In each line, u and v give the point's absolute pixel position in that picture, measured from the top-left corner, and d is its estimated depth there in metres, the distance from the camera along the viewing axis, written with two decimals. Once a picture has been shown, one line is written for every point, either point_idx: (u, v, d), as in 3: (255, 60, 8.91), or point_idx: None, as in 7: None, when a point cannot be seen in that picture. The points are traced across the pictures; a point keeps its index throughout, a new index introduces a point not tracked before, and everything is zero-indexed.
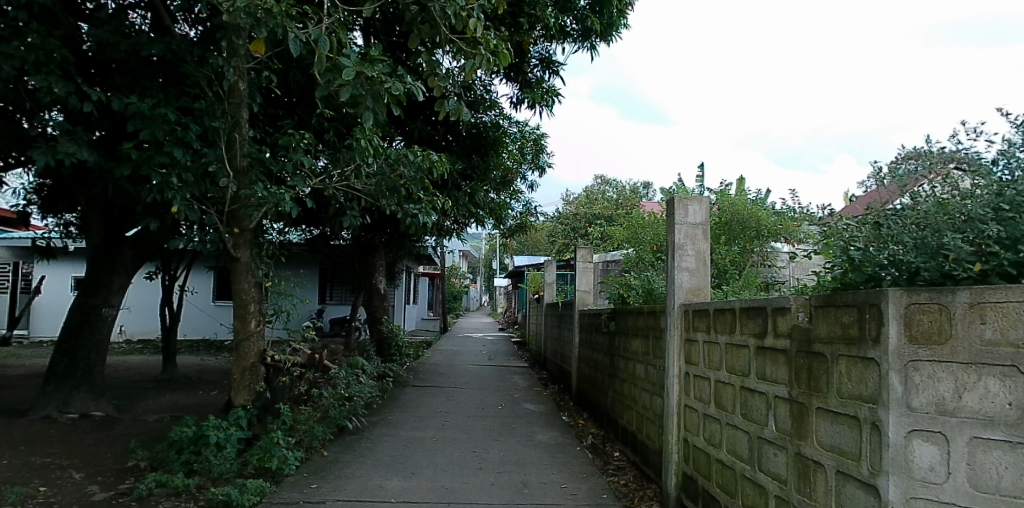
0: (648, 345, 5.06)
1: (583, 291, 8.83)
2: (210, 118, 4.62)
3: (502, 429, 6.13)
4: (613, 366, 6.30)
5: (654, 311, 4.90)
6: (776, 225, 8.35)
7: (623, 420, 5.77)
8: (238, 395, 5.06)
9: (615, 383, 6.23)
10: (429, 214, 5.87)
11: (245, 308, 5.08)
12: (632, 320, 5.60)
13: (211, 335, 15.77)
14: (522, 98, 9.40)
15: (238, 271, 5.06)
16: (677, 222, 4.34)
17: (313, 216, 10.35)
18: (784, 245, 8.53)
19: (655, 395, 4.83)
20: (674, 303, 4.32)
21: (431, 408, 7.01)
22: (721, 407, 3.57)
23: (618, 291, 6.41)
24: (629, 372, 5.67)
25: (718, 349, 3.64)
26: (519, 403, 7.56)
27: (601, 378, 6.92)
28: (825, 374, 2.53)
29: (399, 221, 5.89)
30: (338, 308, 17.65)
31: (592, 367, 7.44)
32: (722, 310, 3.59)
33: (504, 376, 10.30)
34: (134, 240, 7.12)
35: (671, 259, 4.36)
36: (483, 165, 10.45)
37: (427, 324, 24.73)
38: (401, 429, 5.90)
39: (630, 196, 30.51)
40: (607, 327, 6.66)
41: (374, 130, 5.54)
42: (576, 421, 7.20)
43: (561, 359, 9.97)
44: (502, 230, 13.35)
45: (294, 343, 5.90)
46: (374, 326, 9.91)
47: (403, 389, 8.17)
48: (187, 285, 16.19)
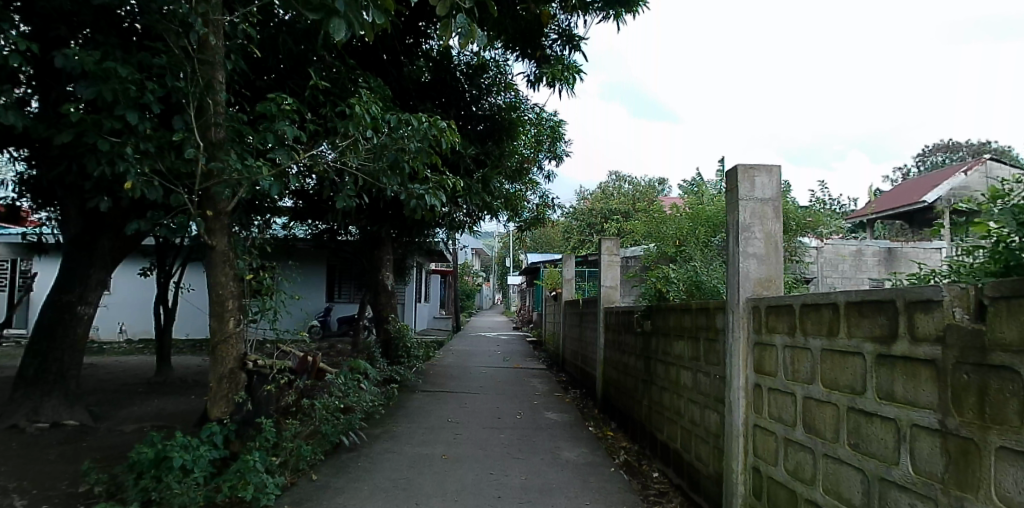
0: (698, 348, 4.23)
1: (609, 288, 7.94)
2: (175, 79, 3.90)
3: (522, 444, 5.33)
4: (649, 372, 5.48)
5: (707, 308, 4.07)
6: (806, 217, 7.70)
7: (663, 436, 4.94)
8: (215, 407, 4.32)
9: (651, 391, 5.40)
10: (437, 196, 5.06)
11: (222, 306, 4.34)
12: (675, 320, 4.78)
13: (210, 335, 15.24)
14: (541, 76, 8.63)
15: (214, 261, 4.32)
16: (742, 198, 3.50)
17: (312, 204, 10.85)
18: (810, 239, 7.92)
19: (708, 411, 4.01)
20: (738, 297, 3.49)
21: (441, 417, 6.22)
22: (815, 432, 2.73)
23: (652, 286, 5.58)
24: (670, 380, 4.85)
25: (808, 356, 2.81)
26: (541, 412, 6.75)
27: (633, 385, 6.09)
28: (1007, 397, 1.66)
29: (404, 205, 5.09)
30: (345, 306, 16.96)
31: (621, 372, 6.61)
32: (817, 305, 2.74)
33: (521, 380, 9.49)
34: (114, 230, 6.43)
35: (733, 243, 3.54)
36: (497, 151, 9.64)
37: (440, 323, 23.94)
38: (406, 445, 5.13)
39: (648, 191, 29.51)
40: (640, 326, 5.82)
41: (373, 97, 4.78)
42: (604, 433, 6.36)
43: (583, 361, 9.15)
44: (517, 222, 12.54)
45: (283, 345, 5.16)
46: (380, 326, 9.15)
47: (411, 396, 7.38)
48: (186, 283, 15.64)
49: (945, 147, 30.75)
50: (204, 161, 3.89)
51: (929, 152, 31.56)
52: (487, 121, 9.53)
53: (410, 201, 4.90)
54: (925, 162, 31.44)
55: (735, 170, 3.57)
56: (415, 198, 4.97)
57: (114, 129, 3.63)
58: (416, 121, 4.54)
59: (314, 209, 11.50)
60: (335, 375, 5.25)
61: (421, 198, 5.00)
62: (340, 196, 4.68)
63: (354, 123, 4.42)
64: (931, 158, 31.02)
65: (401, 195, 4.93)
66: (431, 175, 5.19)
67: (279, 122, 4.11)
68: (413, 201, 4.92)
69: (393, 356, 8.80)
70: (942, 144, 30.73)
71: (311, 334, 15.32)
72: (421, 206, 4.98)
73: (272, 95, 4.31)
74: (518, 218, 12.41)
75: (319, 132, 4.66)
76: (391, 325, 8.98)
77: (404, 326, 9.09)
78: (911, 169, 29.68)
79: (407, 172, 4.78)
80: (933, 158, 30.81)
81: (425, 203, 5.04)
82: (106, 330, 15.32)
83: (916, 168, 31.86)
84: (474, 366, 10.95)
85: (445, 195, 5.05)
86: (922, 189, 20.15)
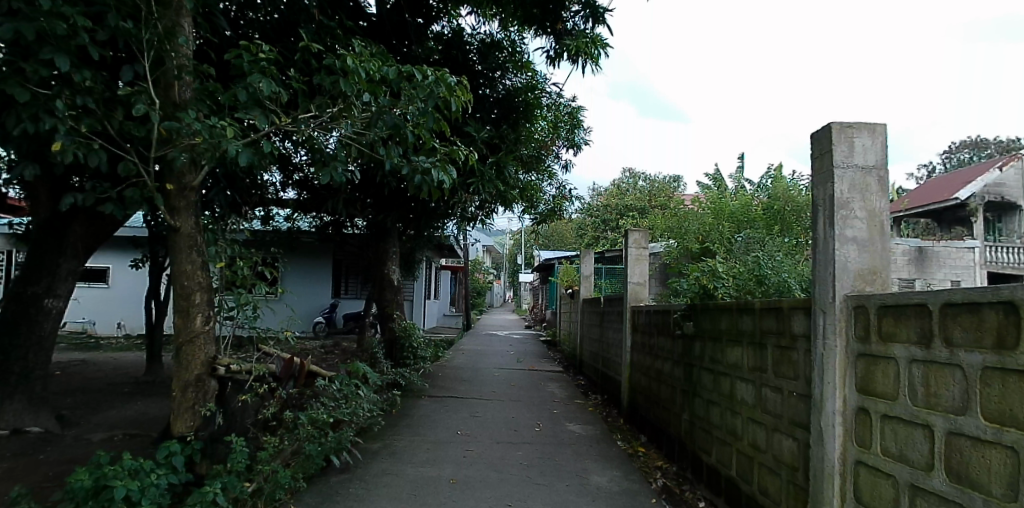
0: (764, 356, 3.44)
1: (636, 284, 7.09)
2: (125, 21, 3.18)
3: (543, 464, 4.55)
4: (691, 382, 4.69)
5: (779, 309, 3.28)
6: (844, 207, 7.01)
7: (712, 459, 4.15)
8: (179, 421, 3.63)
9: (694, 405, 4.60)
10: (445, 171, 4.28)
11: (188, 300, 3.63)
12: (728, 322, 4.00)
13: None
14: (562, 51, 7.79)
15: (179, 247, 3.61)
16: (838, 165, 2.72)
17: (314, 192, 11.00)
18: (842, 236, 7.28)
19: (780, 436, 3.22)
20: (833, 294, 2.69)
21: (450, 429, 5.48)
22: (970, 484, 1.92)
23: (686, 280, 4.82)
24: (721, 394, 4.07)
25: (960, 374, 1.98)
26: (561, 423, 5.98)
27: (668, 394, 5.30)
28: None
29: (406, 183, 4.33)
30: (352, 302, 16.20)
31: (653, 380, 5.82)
32: (975, 305, 1.91)
33: (537, 384, 8.72)
34: (86, 216, 5.79)
35: (825, 226, 2.76)
36: (513, 135, 8.80)
37: (449, 321, 23.21)
38: (407, 464, 4.38)
39: (664, 187, 28.58)
40: (680, 329, 5.01)
41: (369, 52, 4.01)
42: (635, 448, 5.57)
43: (605, 364, 8.37)
44: (533, 215, 11.76)
45: (266, 345, 4.40)
46: (385, 325, 8.43)
47: (417, 403, 6.64)
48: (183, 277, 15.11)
49: (973, 144, 29.28)
50: (159, 121, 3.17)
51: (957, 149, 30.07)
52: (501, 101, 8.79)
53: (415, 177, 4.15)
54: (952, 158, 30.03)
55: (827, 131, 2.81)
56: (420, 173, 4.21)
57: (42, 79, 2.91)
58: (422, 76, 3.76)
59: (315, 200, 11.22)
60: (327, 381, 4.50)
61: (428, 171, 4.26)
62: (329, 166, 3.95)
63: (345, 79, 3.67)
64: (958, 154, 29.58)
65: (404, 168, 4.18)
66: (439, 148, 4.44)
67: (252, 75, 3.38)
68: (419, 176, 4.17)
69: (398, 357, 7.99)
70: (970, 141, 29.26)
71: (316, 331, 15.34)
72: (427, 182, 4.22)
73: (246, 45, 3.58)
74: (533, 211, 11.63)
75: (305, 94, 3.93)
76: (397, 325, 8.22)
77: (410, 326, 8.24)
78: (937, 167, 28.35)
79: (409, 140, 4.05)
80: (960, 155, 29.42)
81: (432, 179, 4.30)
82: (104, 325, 14.81)
83: (943, 165, 30.44)
84: (486, 368, 10.18)
85: (455, 170, 4.30)
86: (955, 184, 19.10)
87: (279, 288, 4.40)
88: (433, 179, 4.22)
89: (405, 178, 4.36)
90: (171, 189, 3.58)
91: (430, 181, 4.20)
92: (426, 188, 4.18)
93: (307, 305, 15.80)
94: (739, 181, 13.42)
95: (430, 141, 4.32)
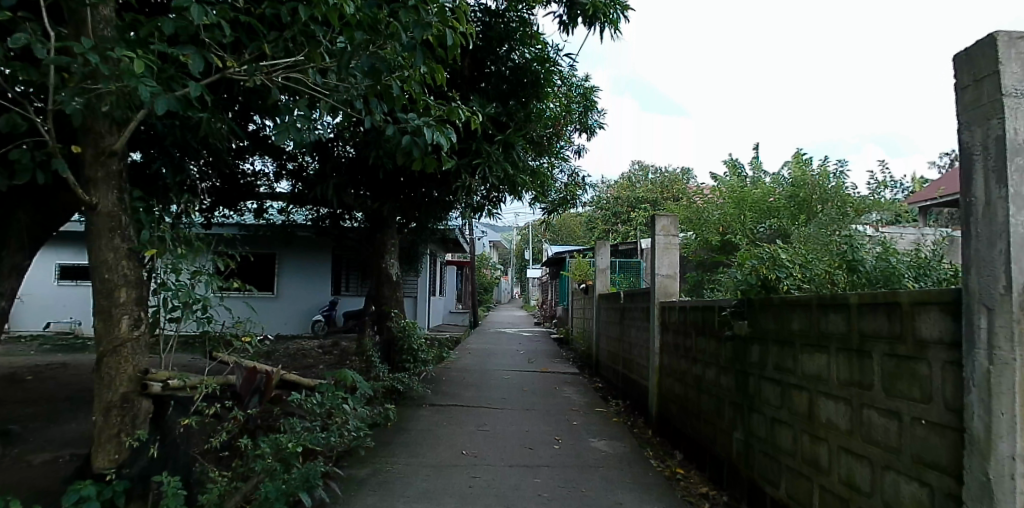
0: (869, 368, 2.58)
1: (665, 277, 6.19)
2: None
3: (566, 496, 3.72)
4: (746, 394, 3.85)
5: (891, 305, 2.44)
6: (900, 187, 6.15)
7: (782, 494, 3.33)
8: (101, 454, 2.82)
9: (751, 422, 3.77)
10: (442, 133, 3.42)
11: (111, 298, 2.82)
12: (804, 322, 3.16)
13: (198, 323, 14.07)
14: (574, 15, 6.95)
15: (97, 230, 2.80)
16: (1009, 93, 1.86)
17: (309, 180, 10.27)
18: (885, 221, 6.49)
19: (897, 477, 2.38)
20: (1007, 282, 1.81)
21: (452, 448, 4.67)
22: None
23: (737, 270, 3.98)
24: (794, 412, 3.23)
25: None
26: (582, 437, 5.16)
27: (711, 406, 4.46)
28: None
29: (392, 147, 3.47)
30: (353, 299, 15.45)
31: (689, 389, 4.99)
32: None
33: (552, 387, 7.89)
34: (33, 200, 5.01)
35: (989, 183, 1.89)
36: (523, 112, 7.95)
37: (456, 319, 22.42)
38: (399, 497, 3.55)
39: (677, 178, 27.58)
40: (729, 328, 4.15)
41: None
42: (672, 469, 4.73)
43: (627, 365, 7.51)
44: (544, 204, 10.92)
45: (222, 355, 3.56)
46: (383, 324, 7.51)
47: (417, 413, 5.84)
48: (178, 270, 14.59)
49: None
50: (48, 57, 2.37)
51: None
52: (508, 76, 7.96)
53: (403, 139, 3.31)
54: None
55: (987, 46, 1.94)
56: (410, 134, 3.39)
57: None
58: (408, 5, 2.94)
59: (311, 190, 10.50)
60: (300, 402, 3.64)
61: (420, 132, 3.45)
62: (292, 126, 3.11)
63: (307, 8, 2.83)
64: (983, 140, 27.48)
65: (388, 128, 3.35)
66: (433, 106, 3.62)
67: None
68: (408, 138, 3.33)
69: (396, 361, 7.03)
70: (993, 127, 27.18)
71: (316, 330, 14.61)
72: (420, 145, 3.38)
73: None
74: (544, 200, 10.79)
75: (261, 35, 3.10)
76: (394, 323, 7.28)
77: (411, 325, 7.16)
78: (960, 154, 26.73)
79: (395, 92, 3.22)
80: None
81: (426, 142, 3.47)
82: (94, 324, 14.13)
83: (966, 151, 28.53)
84: (494, 370, 9.35)
85: (454, 132, 3.47)
86: None
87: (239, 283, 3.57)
88: (426, 143, 3.39)
89: (393, 143, 3.51)
90: (85, 154, 2.78)
91: (422, 146, 3.37)
92: (417, 153, 3.35)
93: (307, 301, 15.09)
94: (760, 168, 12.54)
95: (422, 95, 3.50)
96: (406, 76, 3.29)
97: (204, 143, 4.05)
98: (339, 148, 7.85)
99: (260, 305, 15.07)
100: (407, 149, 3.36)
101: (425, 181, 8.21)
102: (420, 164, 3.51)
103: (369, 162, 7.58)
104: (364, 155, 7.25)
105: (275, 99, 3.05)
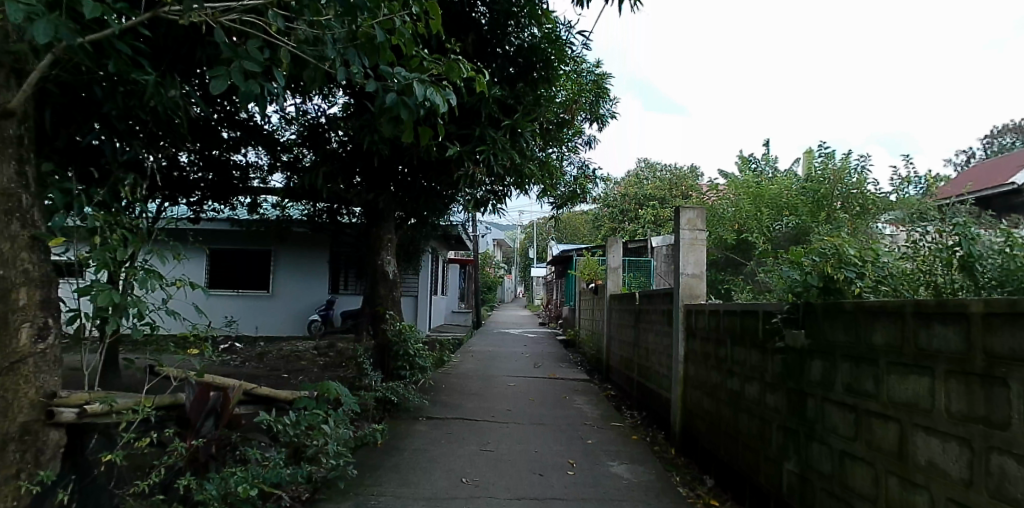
0: (1004, 403, 1.90)
1: (690, 276, 5.50)
2: None
3: None
4: (804, 418, 3.19)
5: None
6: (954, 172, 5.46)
7: None
8: None
9: (811, 454, 3.10)
10: (440, 92, 2.79)
11: (11, 299, 2.20)
12: (894, 335, 2.50)
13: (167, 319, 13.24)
14: None
15: None
16: None
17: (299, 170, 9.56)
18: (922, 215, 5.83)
19: None
20: None
21: (450, 474, 4.03)
22: None
23: (789, 269, 3.35)
24: (877, 449, 2.57)
25: None
26: (598, 461, 4.52)
27: (753, 429, 3.80)
28: None
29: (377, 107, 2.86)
30: (350, 298, 14.84)
31: (723, 407, 4.33)
32: None
33: (561, 396, 7.24)
34: None
35: None
36: (531, 95, 7.30)
37: (459, 319, 21.77)
38: None
39: (687, 175, 26.81)
40: (778, 339, 3.50)
41: None
42: (704, 500, 4.08)
43: (643, 373, 6.86)
44: (551, 198, 10.28)
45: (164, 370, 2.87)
46: (378, 327, 6.84)
47: (411, 429, 5.21)
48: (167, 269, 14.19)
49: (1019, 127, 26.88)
50: None
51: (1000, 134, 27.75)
52: (515, 57, 7.29)
53: (388, 97, 2.72)
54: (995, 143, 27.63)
55: None
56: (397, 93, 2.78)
57: None
58: None
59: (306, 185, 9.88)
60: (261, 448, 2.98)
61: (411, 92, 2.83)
62: (240, 77, 2.51)
63: None
64: (998, 139, 25.86)
65: (370, 86, 2.78)
66: (428, 61, 3.00)
67: None
68: (395, 97, 2.71)
69: (390, 368, 6.37)
70: (1014, 125, 25.56)
71: (312, 330, 14.00)
72: (409, 107, 2.75)
73: None
74: (552, 194, 10.16)
75: None
76: (388, 325, 6.60)
77: (406, 328, 6.47)
78: (979, 151, 25.37)
79: (377, 38, 2.63)
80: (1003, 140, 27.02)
81: (417, 105, 2.85)
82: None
83: (983, 148, 27.09)
84: (498, 376, 8.71)
85: (453, 92, 2.84)
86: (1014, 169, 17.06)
87: (178, 280, 2.86)
88: (417, 104, 2.78)
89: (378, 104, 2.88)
90: None
91: (414, 107, 2.76)
92: (406, 116, 2.72)
93: (304, 300, 14.49)
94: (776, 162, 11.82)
95: (414, 48, 2.89)
96: (390, 20, 2.69)
97: (154, 116, 3.46)
98: (332, 137, 7.34)
99: (254, 304, 14.46)
100: (395, 112, 2.76)
101: (424, 171, 7.61)
102: (410, 135, 2.88)
103: (363, 148, 6.98)
104: (357, 139, 6.63)
105: (220, 41, 2.47)
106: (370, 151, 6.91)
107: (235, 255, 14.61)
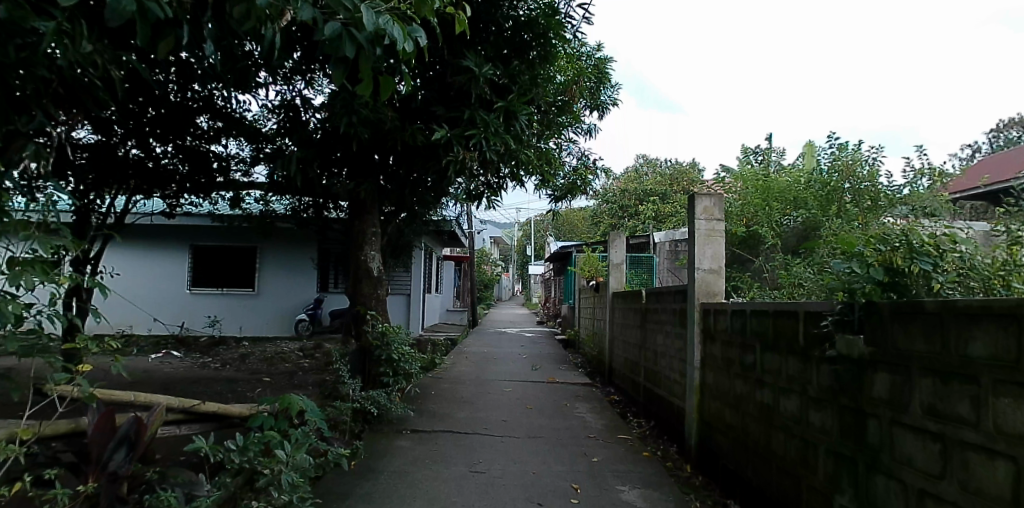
0: None
1: (706, 273, 4.88)
2: None
3: None
4: (864, 445, 2.59)
5: None
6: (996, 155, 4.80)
7: None
8: None
9: (874, 490, 2.50)
10: (406, 31, 2.38)
11: None
12: (1002, 347, 1.87)
13: (125, 328, 13.54)
14: None
15: None
16: None
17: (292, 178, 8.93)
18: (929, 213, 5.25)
19: None
20: None
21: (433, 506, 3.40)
22: None
23: (839, 261, 2.84)
24: (975, 494, 1.94)
25: None
26: (606, 485, 3.91)
27: (793, 453, 3.20)
28: None
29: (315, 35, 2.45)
30: (339, 298, 14.11)
31: (751, 423, 3.73)
32: None
33: (563, 404, 6.64)
34: None
35: None
36: (528, 75, 6.66)
37: (455, 317, 21.12)
38: None
39: (687, 169, 26.16)
40: (828, 346, 2.87)
41: None
42: None
43: (651, 380, 6.24)
44: (549, 190, 9.66)
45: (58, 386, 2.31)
46: (360, 330, 6.20)
47: (392, 445, 4.59)
48: (120, 268, 13.71)
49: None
50: None
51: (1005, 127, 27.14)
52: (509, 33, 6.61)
53: (332, 29, 2.29)
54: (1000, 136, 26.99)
55: None
56: (345, 23, 2.38)
57: None
58: None
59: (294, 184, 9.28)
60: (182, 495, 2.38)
61: (363, 26, 2.38)
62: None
63: None
64: (1004, 132, 25.26)
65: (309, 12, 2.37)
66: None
67: None
68: (339, 28, 2.31)
69: (372, 374, 5.76)
70: (1019, 118, 25.01)
71: (300, 330, 13.42)
72: (367, 52, 2.39)
73: None
74: (550, 186, 9.55)
75: None
76: (369, 327, 5.95)
77: (390, 330, 5.83)
78: (983, 145, 24.81)
79: None
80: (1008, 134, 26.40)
81: (374, 45, 2.45)
82: (140, 327, 13.66)
83: (989, 142, 26.45)
84: (493, 381, 8.09)
85: (422, 30, 2.46)
86: None
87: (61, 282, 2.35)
88: (371, 41, 2.38)
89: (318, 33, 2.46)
90: None
91: (366, 44, 2.37)
92: (357, 53, 2.33)
93: (292, 299, 13.86)
94: (779, 154, 11.19)
95: None
96: None
97: (63, 75, 2.83)
98: (310, 121, 6.74)
99: (239, 303, 13.81)
100: (341, 48, 2.35)
101: (412, 158, 7.00)
102: (369, 81, 2.42)
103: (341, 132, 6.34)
104: (335, 121, 6.00)
105: None
106: (349, 135, 6.28)
107: (219, 252, 13.98)
